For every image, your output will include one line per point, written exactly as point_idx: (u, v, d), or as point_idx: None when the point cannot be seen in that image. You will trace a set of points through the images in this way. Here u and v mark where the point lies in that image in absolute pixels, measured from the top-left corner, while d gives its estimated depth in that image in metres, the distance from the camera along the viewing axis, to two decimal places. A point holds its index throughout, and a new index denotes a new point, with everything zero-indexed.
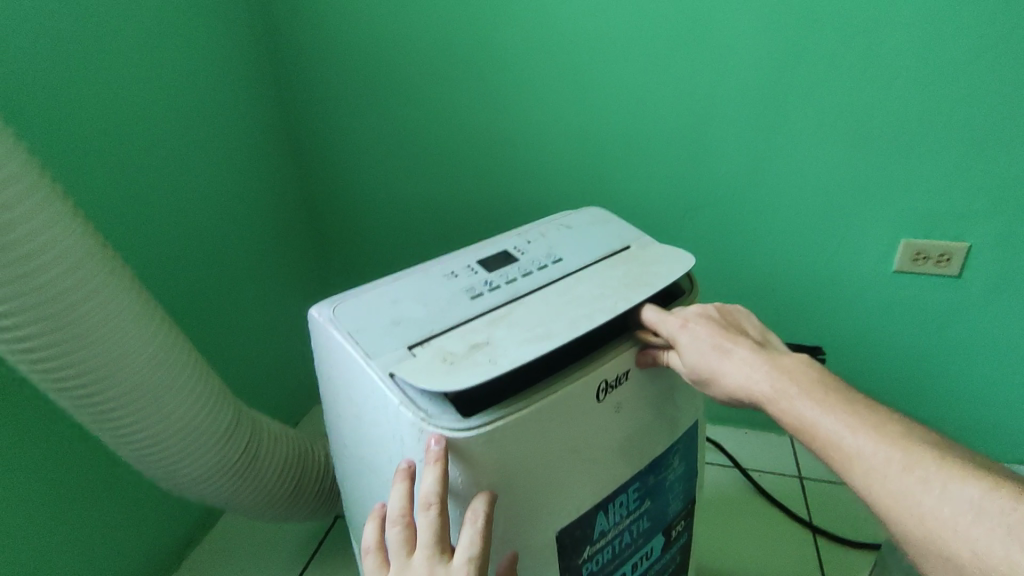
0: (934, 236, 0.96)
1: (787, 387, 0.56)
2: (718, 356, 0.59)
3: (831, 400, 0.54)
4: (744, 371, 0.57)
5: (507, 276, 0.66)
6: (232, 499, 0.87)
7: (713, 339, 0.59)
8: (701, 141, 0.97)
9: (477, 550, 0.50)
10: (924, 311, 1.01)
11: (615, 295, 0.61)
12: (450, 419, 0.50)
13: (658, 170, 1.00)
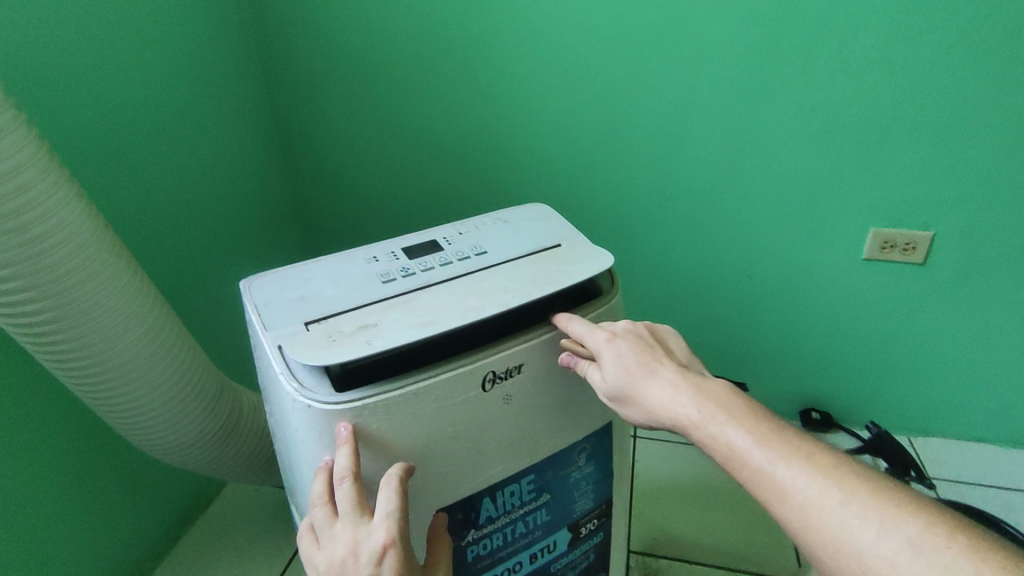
0: (901, 226, 1.06)
1: (710, 422, 0.55)
2: (645, 376, 0.59)
3: (763, 431, 0.54)
4: (664, 401, 0.57)
5: (421, 267, 0.68)
6: (215, 461, 0.93)
7: (639, 359, 0.59)
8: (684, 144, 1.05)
9: (399, 511, 0.53)
10: (890, 301, 1.10)
11: (518, 289, 0.62)
12: (333, 402, 0.54)
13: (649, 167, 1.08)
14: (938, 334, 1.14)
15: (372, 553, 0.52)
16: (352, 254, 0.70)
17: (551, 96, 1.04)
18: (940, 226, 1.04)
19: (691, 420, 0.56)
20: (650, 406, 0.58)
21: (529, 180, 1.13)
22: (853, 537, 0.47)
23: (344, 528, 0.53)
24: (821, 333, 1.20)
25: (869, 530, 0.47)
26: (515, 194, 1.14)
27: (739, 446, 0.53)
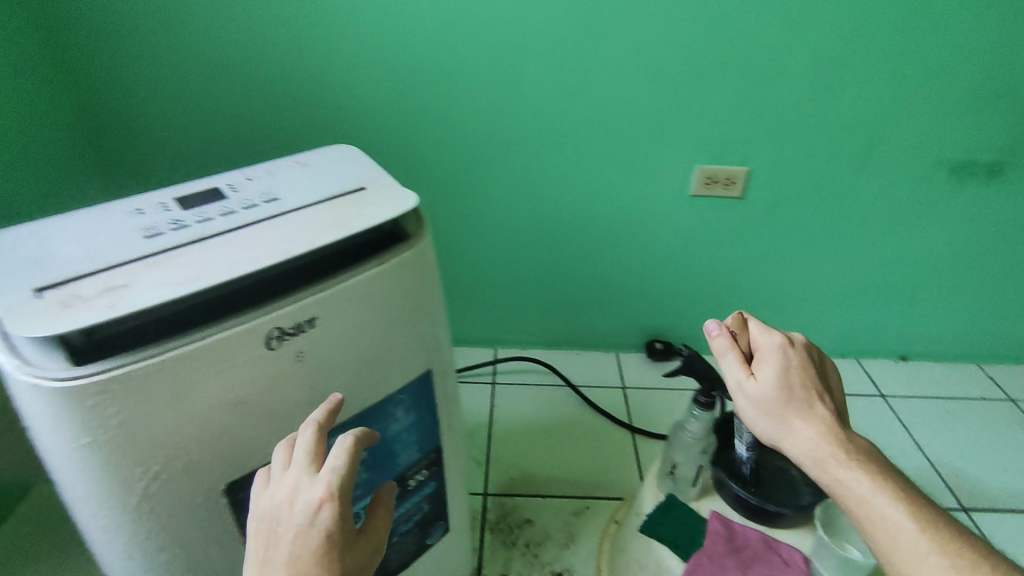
0: (722, 161, 1.11)
1: (811, 427, 0.61)
2: (799, 415, 0.62)
3: (896, 492, 0.57)
4: (785, 403, 0.62)
5: (200, 215, 0.60)
6: None
7: (810, 397, 0.63)
8: (517, 84, 1.02)
9: (346, 471, 0.46)
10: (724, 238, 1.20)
11: (304, 237, 0.57)
12: (67, 374, 0.46)
13: (483, 107, 1.04)
14: (768, 265, 1.25)
15: (308, 509, 0.44)
16: (114, 204, 0.61)
17: (376, 25, 0.96)
18: (765, 162, 1.11)
19: (796, 424, 0.62)
20: (767, 404, 0.63)
21: (360, 119, 1.05)
22: (864, 521, 0.56)
23: (295, 475, 0.46)
24: (661, 267, 1.25)
25: (875, 512, 0.56)
26: (351, 137, 1.07)
27: (863, 489, 0.57)
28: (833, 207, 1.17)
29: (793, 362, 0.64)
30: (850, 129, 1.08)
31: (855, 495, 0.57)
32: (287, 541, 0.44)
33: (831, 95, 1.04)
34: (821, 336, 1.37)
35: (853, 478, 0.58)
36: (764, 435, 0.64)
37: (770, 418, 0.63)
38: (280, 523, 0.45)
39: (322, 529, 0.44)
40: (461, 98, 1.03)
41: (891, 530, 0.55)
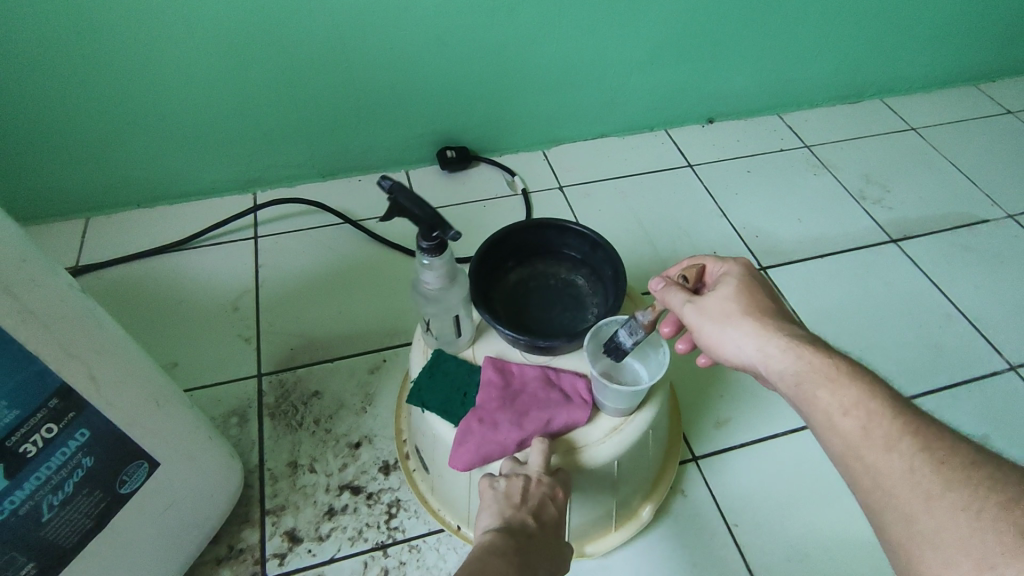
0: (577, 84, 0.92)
1: (769, 322, 0.53)
2: (741, 321, 0.55)
3: (912, 432, 0.43)
4: (737, 316, 0.55)
5: None
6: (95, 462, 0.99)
7: (743, 307, 0.55)
8: (318, 39, 0.95)
9: (497, 523, 0.57)
10: (605, 33, 1.10)
11: None
12: None
13: (296, 69, 0.98)
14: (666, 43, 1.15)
15: (551, 491, 0.60)
16: None
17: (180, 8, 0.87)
18: None
19: (743, 324, 0.54)
20: (715, 317, 0.56)
21: (349, 115, 1.07)
22: (845, 424, 0.45)
23: (487, 500, 0.59)
24: (685, 222, 1.17)
25: (895, 450, 0.43)
26: (347, 128, 1.09)
27: (814, 388, 0.48)
28: None
29: (730, 282, 0.58)
30: None
31: (832, 378, 0.47)
32: (531, 505, 0.58)
33: None
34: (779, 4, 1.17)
35: (830, 364, 0.48)
36: (734, 341, 0.55)
37: (717, 321, 0.56)
38: (526, 497, 0.59)
39: (558, 508, 0.60)
40: (270, 63, 0.96)
41: (858, 425, 0.45)
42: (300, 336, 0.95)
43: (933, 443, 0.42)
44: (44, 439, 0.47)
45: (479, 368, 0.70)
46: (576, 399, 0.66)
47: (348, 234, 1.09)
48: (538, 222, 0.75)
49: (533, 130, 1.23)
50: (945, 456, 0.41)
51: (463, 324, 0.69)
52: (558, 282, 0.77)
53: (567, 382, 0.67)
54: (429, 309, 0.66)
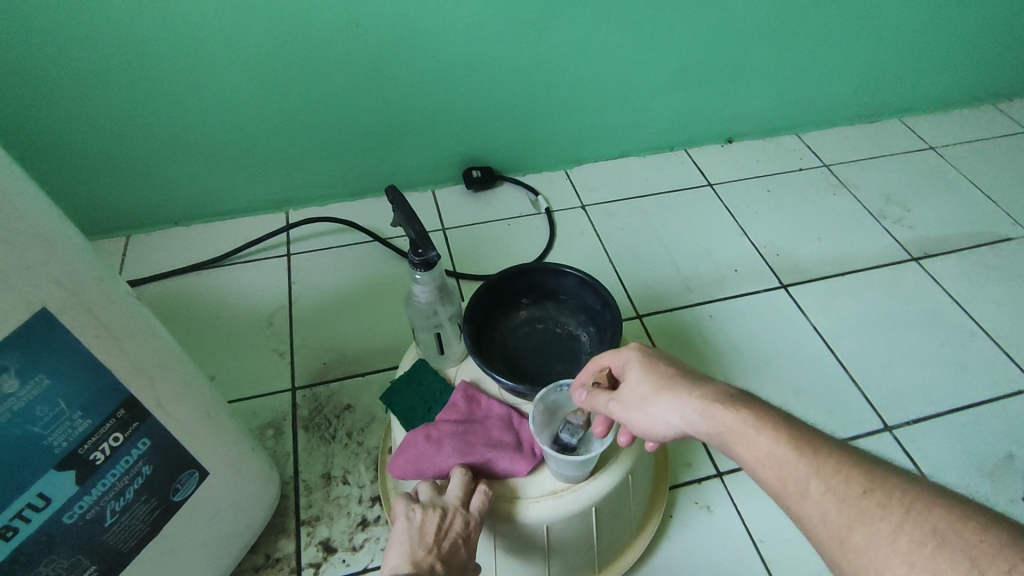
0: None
1: (688, 393, 0.50)
2: (659, 404, 0.51)
3: (817, 470, 0.42)
4: (652, 399, 0.52)
5: None
6: None
7: (653, 388, 0.52)
8: (353, 62, 0.99)
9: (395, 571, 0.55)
10: (625, 56, 1.13)
11: None
12: None
13: (330, 92, 1.02)
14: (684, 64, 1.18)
15: (463, 531, 0.58)
16: None
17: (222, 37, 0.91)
18: None
19: (660, 401, 0.51)
20: (636, 406, 0.53)
21: (379, 136, 1.11)
22: (763, 477, 0.44)
23: (400, 534, 0.58)
24: (703, 240, 1.19)
25: (805, 496, 0.42)
26: (378, 148, 1.13)
27: (734, 449, 0.46)
28: None
29: (629, 365, 0.56)
30: None
31: (743, 434, 0.46)
32: (441, 545, 0.57)
33: None
34: (796, 29, 1.20)
35: (737, 419, 0.46)
36: (667, 426, 0.51)
37: (638, 408, 0.53)
38: (439, 536, 0.57)
39: (469, 549, 0.58)
40: (304, 86, 1.00)
41: (772, 474, 0.44)
42: (333, 352, 0.98)
43: (832, 474, 0.42)
44: (111, 447, 0.50)
45: (451, 389, 0.70)
46: (526, 450, 0.65)
47: (378, 252, 1.12)
48: (557, 266, 0.76)
49: (556, 150, 1.26)
50: (845, 491, 0.41)
51: (446, 339, 0.71)
52: (561, 331, 0.77)
53: (525, 430, 0.66)
54: (414, 320, 0.69)
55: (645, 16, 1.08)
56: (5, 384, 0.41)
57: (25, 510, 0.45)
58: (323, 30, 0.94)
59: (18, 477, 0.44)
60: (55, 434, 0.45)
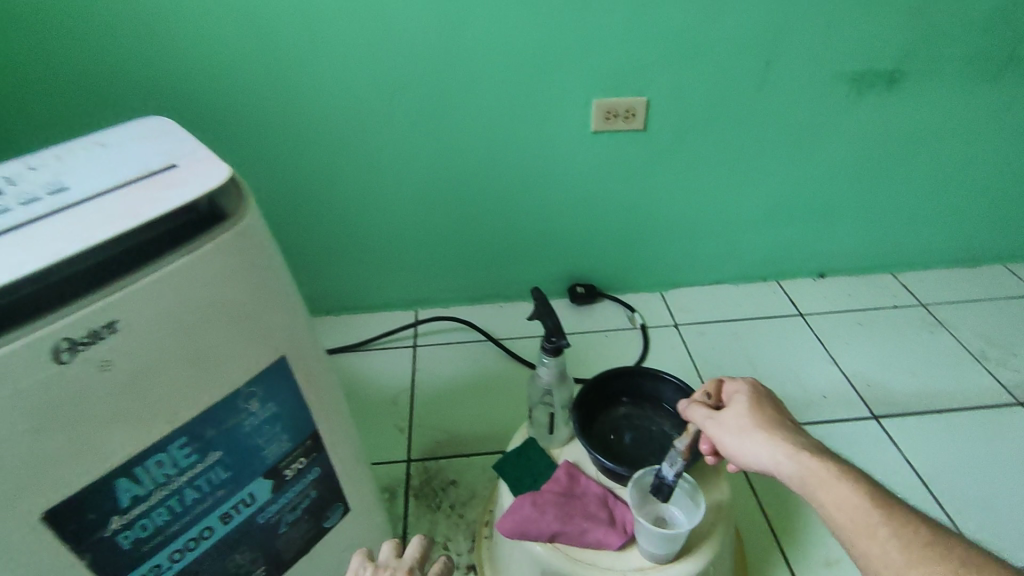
0: (618, 93, 1.11)
1: (783, 435, 0.59)
2: (756, 436, 0.60)
3: (892, 524, 0.49)
4: (750, 428, 0.61)
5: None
6: None
7: (756, 423, 0.61)
8: (487, 194, 1.20)
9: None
10: (719, 197, 1.29)
11: None
12: None
13: (466, 217, 1.23)
14: (775, 204, 1.33)
15: None
16: None
17: (387, 176, 1.15)
18: (593, 110, 1.12)
19: (758, 435, 0.60)
20: (732, 428, 0.62)
21: (501, 253, 1.31)
22: (837, 519, 0.52)
23: None
24: (794, 366, 1.26)
25: (874, 539, 0.49)
26: (498, 263, 1.33)
27: (812, 491, 0.54)
28: (685, 132, 1.18)
29: (740, 397, 0.65)
30: (665, 55, 1.08)
31: (824, 479, 0.53)
32: None
33: (715, 22, 1.05)
34: (884, 179, 1.32)
35: (823, 466, 0.54)
36: (756, 456, 0.60)
37: (735, 434, 0.62)
38: None
39: None
40: (444, 212, 1.21)
41: (846, 518, 0.51)
42: (445, 432, 1.13)
43: (903, 528, 0.49)
44: (297, 468, 0.65)
45: (556, 466, 0.82)
46: (619, 526, 0.74)
47: (490, 350, 1.29)
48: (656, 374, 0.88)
49: (653, 274, 1.41)
50: (909, 539, 0.48)
51: (556, 422, 0.83)
52: (658, 429, 0.87)
53: (618, 509, 0.76)
54: (532, 399, 0.83)
55: (739, 166, 1.25)
56: (253, 405, 0.58)
57: (240, 504, 0.60)
58: (466, 170, 1.16)
59: (242, 478, 0.60)
60: (269, 449, 0.61)
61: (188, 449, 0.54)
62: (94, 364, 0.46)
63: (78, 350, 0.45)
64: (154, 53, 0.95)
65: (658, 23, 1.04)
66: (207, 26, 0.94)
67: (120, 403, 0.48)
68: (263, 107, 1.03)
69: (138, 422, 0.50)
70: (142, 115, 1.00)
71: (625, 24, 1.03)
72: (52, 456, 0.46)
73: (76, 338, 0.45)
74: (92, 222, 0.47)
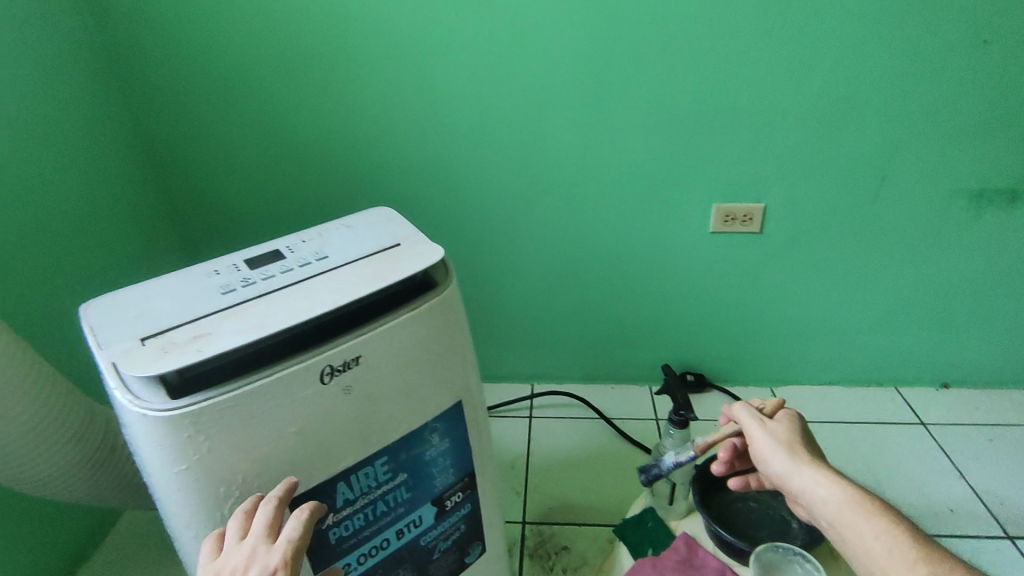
0: (738, 200, 1.22)
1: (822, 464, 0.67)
2: (802, 459, 0.68)
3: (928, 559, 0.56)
4: (797, 448, 0.70)
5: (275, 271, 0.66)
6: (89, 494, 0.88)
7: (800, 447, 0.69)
8: (609, 283, 1.32)
9: (264, 516, 0.54)
10: (834, 298, 1.34)
11: None
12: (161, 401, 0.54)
13: (588, 302, 1.35)
14: (891, 309, 1.35)
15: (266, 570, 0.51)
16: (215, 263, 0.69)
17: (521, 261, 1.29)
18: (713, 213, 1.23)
19: (804, 458, 0.68)
20: (781, 440, 0.71)
21: (617, 337, 1.41)
22: (875, 547, 0.59)
23: None
24: (917, 475, 1.23)
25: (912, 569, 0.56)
26: (613, 346, 1.42)
27: (853, 518, 0.62)
28: (800, 236, 1.26)
29: (790, 421, 0.74)
30: (784, 168, 1.18)
31: (863, 511, 0.61)
32: None
33: (833, 140, 1.15)
34: (1011, 291, 1.31)
35: (862, 499, 0.62)
36: (796, 473, 0.68)
37: (781, 450, 0.70)
38: None
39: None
40: (569, 296, 1.34)
41: (885, 548, 0.58)
42: (558, 500, 1.20)
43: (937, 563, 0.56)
44: (455, 501, 0.76)
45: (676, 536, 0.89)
46: None
47: (601, 428, 1.37)
48: None
49: (762, 369, 1.45)
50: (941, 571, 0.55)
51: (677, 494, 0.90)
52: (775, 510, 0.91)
53: None
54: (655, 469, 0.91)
55: (854, 271, 1.30)
56: (434, 437, 0.71)
57: (411, 524, 0.72)
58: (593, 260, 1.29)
59: (417, 501, 0.71)
60: (439, 479, 0.73)
61: (386, 467, 0.67)
62: (342, 387, 0.61)
63: (334, 374, 0.60)
64: (352, 162, 1.16)
65: (779, 140, 1.15)
66: (391, 135, 1.14)
67: (353, 420, 0.63)
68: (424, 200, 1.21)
69: (359, 438, 0.64)
70: (327, 200, 1.20)
71: (749, 141, 1.15)
72: (302, 451, 0.60)
73: (335, 365, 0.60)
74: (353, 282, 0.64)
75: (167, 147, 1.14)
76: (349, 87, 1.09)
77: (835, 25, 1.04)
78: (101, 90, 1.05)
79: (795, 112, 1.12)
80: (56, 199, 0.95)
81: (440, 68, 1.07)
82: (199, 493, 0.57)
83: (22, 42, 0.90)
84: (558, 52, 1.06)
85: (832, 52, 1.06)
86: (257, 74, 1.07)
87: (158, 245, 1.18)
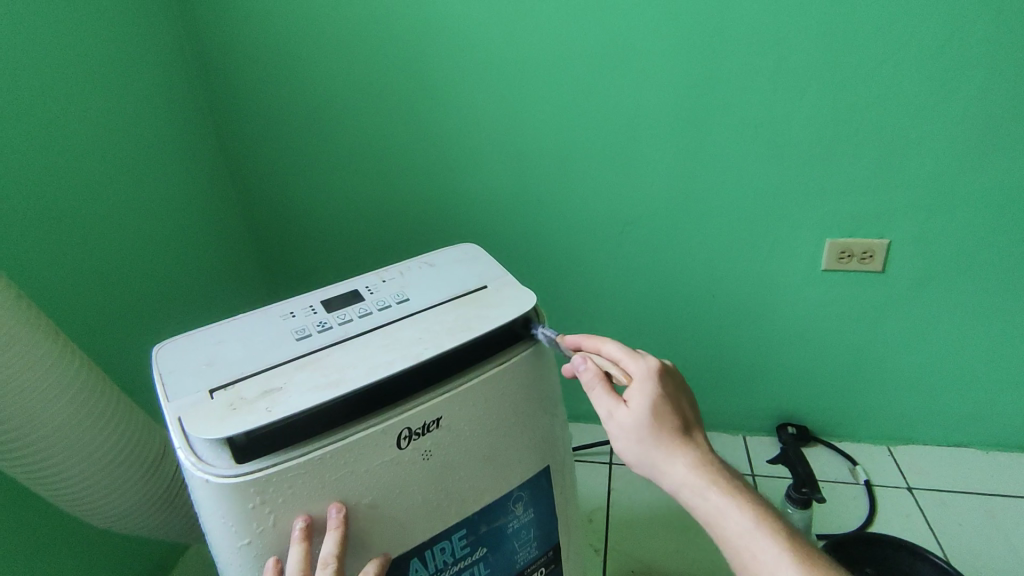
0: (858, 236, 1.07)
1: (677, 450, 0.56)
2: (655, 454, 0.56)
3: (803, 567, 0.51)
4: (655, 434, 0.56)
5: (351, 314, 0.61)
6: (158, 533, 0.80)
7: (653, 431, 0.56)
8: (705, 322, 1.20)
9: (336, 558, 0.50)
10: (970, 349, 1.15)
11: None
12: (225, 465, 0.48)
13: (677, 341, 1.23)
14: None
15: None
16: (293, 300, 0.64)
17: (607, 295, 1.20)
18: (827, 248, 1.08)
19: (657, 447, 0.56)
20: (633, 433, 0.56)
21: (707, 380, 1.28)
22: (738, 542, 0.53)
23: None
24: None
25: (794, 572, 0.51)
26: (703, 390, 1.29)
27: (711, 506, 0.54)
28: (932, 277, 1.09)
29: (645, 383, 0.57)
30: (915, 200, 1.02)
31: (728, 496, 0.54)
32: None
33: (979, 168, 0.98)
34: None
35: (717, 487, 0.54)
36: (654, 469, 0.57)
37: (627, 431, 0.57)
38: None
39: None
40: (657, 335, 1.23)
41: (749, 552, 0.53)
42: (640, 562, 1.08)
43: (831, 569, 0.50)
44: None
45: None
46: None
47: None
48: (911, 547, 0.84)
49: (877, 424, 1.27)
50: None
51: None
52: None
53: None
54: None
55: (998, 319, 1.12)
56: (518, 507, 0.62)
57: None
58: (685, 296, 1.17)
59: None
60: (521, 553, 0.64)
61: (464, 540, 0.60)
62: (419, 452, 0.54)
63: (412, 438, 0.53)
64: (432, 189, 1.11)
65: (910, 169, 1.00)
66: (471, 161, 1.08)
67: (427, 488, 0.55)
68: (506, 230, 1.14)
69: (435, 508, 0.57)
70: (404, 227, 1.15)
71: (875, 169, 1.01)
72: (371, 521, 0.53)
73: (413, 428, 0.53)
74: (435, 331, 0.57)
75: (253, 175, 1.14)
76: (431, 114, 1.04)
77: (986, 39, 0.89)
78: (193, 118, 1.05)
79: (933, 137, 0.97)
80: (144, 227, 0.94)
81: (525, 92, 1.00)
82: (262, 567, 0.51)
83: (120, 69, 0.90)
84: (654, 74, 0.96)
85: (981, 69, 0.91)
86: (340, 101, 1.04)
87: (239, 271, 1.17)
